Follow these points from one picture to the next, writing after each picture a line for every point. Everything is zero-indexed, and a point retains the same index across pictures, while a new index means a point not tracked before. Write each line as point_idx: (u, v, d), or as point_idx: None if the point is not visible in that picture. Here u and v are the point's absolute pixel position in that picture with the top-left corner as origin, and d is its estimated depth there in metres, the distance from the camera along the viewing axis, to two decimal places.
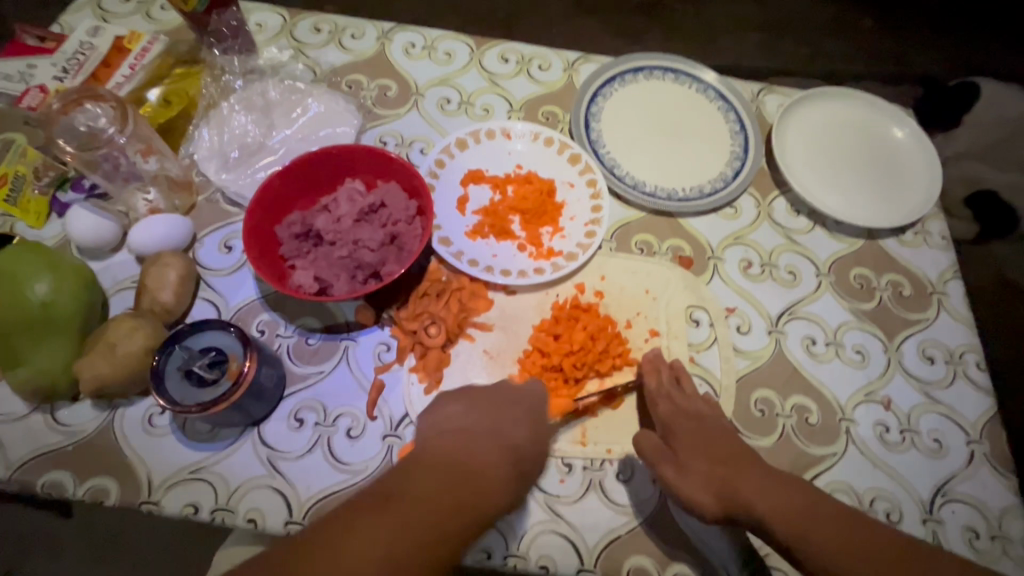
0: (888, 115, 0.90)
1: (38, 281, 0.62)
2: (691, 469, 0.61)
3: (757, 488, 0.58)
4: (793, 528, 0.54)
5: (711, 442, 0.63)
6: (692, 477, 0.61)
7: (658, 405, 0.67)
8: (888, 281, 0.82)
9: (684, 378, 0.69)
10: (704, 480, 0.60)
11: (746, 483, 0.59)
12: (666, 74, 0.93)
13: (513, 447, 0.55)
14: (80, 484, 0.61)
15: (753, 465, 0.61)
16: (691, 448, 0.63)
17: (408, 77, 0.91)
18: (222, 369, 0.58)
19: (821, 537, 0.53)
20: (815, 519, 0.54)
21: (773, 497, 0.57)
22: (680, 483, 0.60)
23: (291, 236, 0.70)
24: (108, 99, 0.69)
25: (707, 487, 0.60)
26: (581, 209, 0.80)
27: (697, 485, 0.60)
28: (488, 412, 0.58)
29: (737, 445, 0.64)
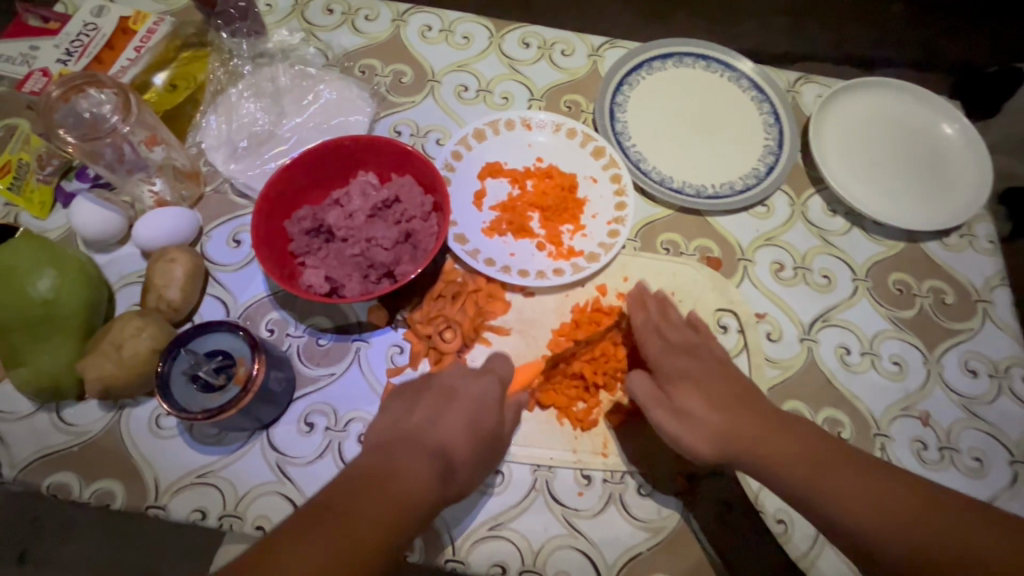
0: (936, 108, 0.84)
1: (39, 277, 0.59)
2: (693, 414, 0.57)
3: (761, 437, 0.54)
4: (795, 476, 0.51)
5: (710, 378, 0.61)
6: (695, 423, 0.57)
7: (648, 339, 0.66)
8: (929, 287, 0.77)
9: (671, 313, 0.68)
10: (704, 423, 0.57)
11: (743, 428, 0.55)
12: (697, 62, 0.88)
13: (441, 447, 0.51)
14: (86, 486, 0.60)
15: (755, 410, 0.57)
16: (688, 395, 0.59)
17: (424, 62, 0.86)
18: (228, 375, 0.56)
19: (811, 479, 0.50)
20: (803, 465, 0.51)
21: (770, 449, 0.53)
22: (684, 430, 0.57)
23: (301, 231, 0.67)
24: (110, 85, 0.65)
25: (709, 430, 0.56)
26: (605, 206, 0.76)
27: (697, 429, 0.57)
28: (416, 413, 0.55)
29: (737, 384, 0.60)
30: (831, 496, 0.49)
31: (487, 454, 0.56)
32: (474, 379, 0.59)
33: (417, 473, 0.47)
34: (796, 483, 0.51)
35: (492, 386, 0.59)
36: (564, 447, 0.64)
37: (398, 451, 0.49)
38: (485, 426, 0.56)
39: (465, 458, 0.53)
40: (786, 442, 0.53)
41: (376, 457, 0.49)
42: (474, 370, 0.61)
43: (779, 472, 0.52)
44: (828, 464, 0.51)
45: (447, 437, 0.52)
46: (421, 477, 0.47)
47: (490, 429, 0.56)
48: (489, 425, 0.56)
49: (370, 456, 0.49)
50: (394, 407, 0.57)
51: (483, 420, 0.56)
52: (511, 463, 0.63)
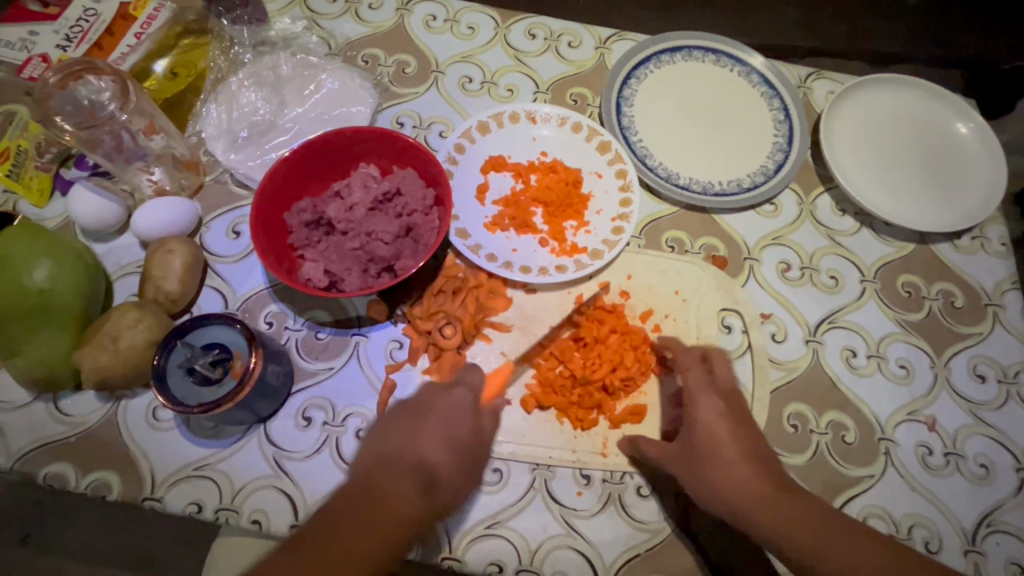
0: (950, 107, 0.83)
1: (35, 267, 0.59)
2: (717, 470, 0.55)
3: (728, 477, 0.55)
4: (807, 544, 0.51)
5: (738, 426, 0.58)
6: (720, 472, 0.55)
7: (688, 371, 0.63)
8: (939, 290, 0.76)
9: (710, 360, 0.64)
10: (731, 474, 0.54)
11: (759, 487, 0.54)
12: (706, 56, 0.86)
13: (420, 464, 0.51)
14: (83, 477, 0.59)
15: (771, 469, 0.56)
16: (718, 446, 0.56)
17: (428, 53, 0.85)
18: (225, 368, 0.56)
19: (813, 545, 0.50)
20: (807, 529, 0.51)
21: (780, 511, 0.52)
22: (704, 482, 0.55)
23: (301, 224, 0.66)
24: (108, 72, 0.64)
25: (733, 485, 0.54)
26: (609, 202, 0.75)
27: (724, 483, 0.54)
28: (405, 434, 0.53)
29: (755, 434, 0.59)
30: (834, 566, 0.49)
31: (475, 463, 0.54)
32: (443, 391, 0.58)
33: (401, 501, 0.48)
34: (805, 547, 0.50)
35: (464, 396, 0.57)
36: (563, 446, 0.64)
37: (382, 482, 0.49)
38: (461, 435, 0.54)
39: (448, 468, 0.52)
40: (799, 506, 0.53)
41: (359, 485, 0.50)
42: (441, 383, 0.59)
43: (789, 538, 0.51)
44: (828, 532, 0.51)
45: (423, 450, 0.52)
46: (402, 503, 0.48)
47: (466, 437, 0.54)
48: (465, 434, 0.54)
49: (356, 484, 0.50)
50: (389, 420, 0.56)
51: (460, 428, 0.54)
52: (510, 462, 0.63)
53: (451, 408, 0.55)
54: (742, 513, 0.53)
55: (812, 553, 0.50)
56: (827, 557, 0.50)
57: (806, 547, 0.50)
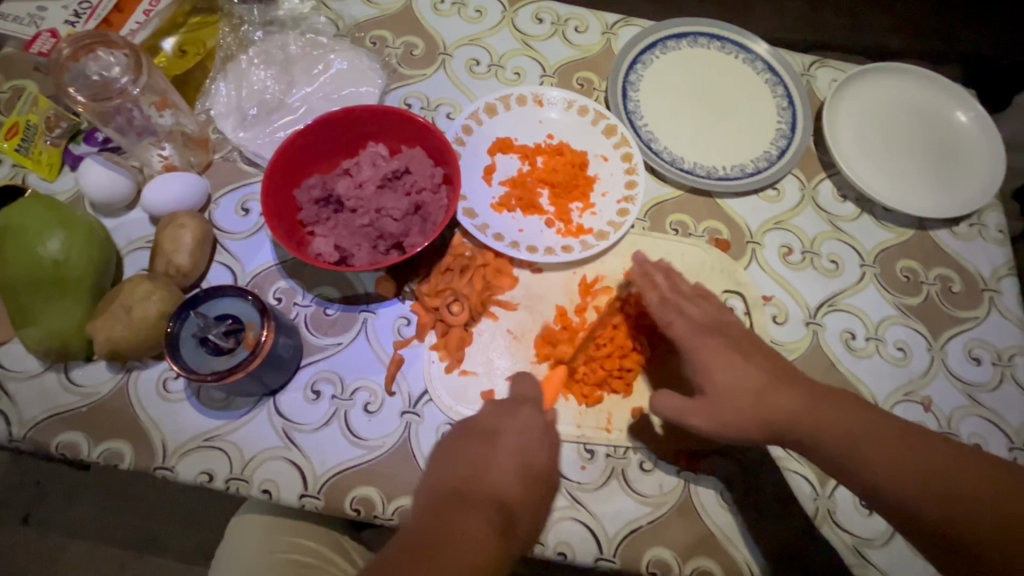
0: (950, 96, 0.84)
1: (50, 238, 0.60)
2: (737, 395, 0.57)
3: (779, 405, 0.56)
4: (838, 442, 0.55)
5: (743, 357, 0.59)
6: (745, 398, 0.57)
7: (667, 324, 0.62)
8: (936, 275, 0.77)
9: (684, 303, 0.63)
10: (760, 398, 0.56)
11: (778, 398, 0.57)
12: (712, 42, 0.87)
13: (499, 498, 0.51)
14: (95, 446, 0.60)
15: (782, 374, 0.59)
16: (727, 376, 0.58)
17: (436, 35, 0.85)
18: (238, 339, 0.56)
19: (827, 433, 0.55)
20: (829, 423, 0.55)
21: (800, 411, 0.56)
22: (725, 414, 0.56)
23: (311, 200, 0.66)
24: (121, 46, 0.65)
25: (772, 409, 0.56)
26: (614, 184, 0.76)
27: (744, 405, 0.56)
28: (468, 458, 0.54)
29: (760, 350, 0.61)
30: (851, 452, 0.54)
31: (542, 494, 0.55)
32: (509, 413, 0.57)
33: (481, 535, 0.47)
34: (828, 441, 0.55)
35: (534, 418, 0.57)
36: (568, 422, 0.65)
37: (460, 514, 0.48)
38: (538, 464, 0.55)
39: (520, 499, 0.52)
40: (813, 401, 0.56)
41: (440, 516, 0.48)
42: (506, 402, 0.59)
43: (827, 440, 0.55)
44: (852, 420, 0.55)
45: (495, 479, 0.52)
46: (483, 541, 0.47)
47: (541, 465, 0.55)
48: (541, 461, 0.55)
49: (432, 518, 0.48)
50: (449, 442, 0.56)
51: (536, 454, 0.55)
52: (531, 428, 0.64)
53: (518, 431, 0.56)
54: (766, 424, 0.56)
55: (858, 458, 0.54)
56: (855, 444, 0.54)
57: (847, 448, 0.54)
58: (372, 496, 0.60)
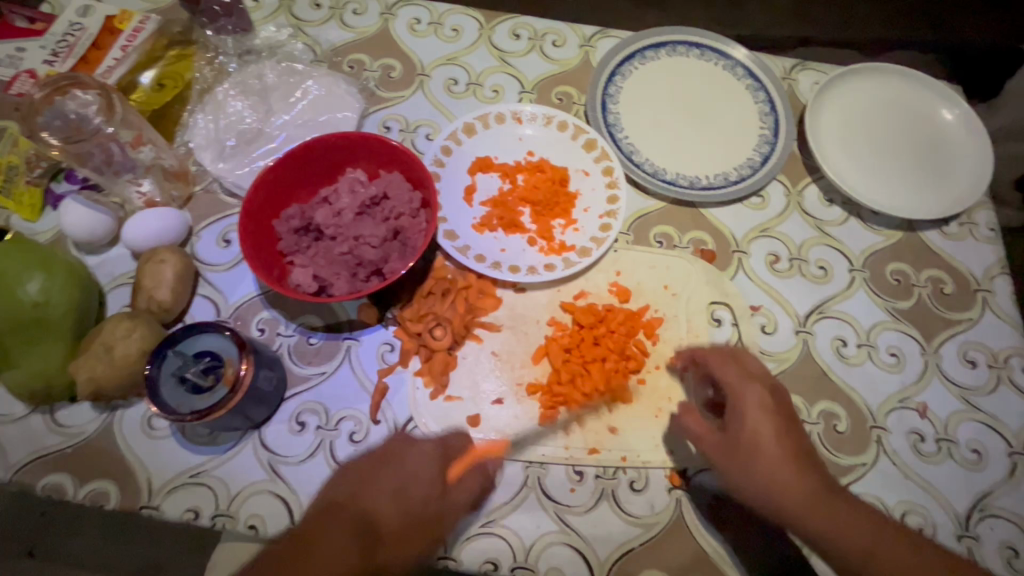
0: (935, 94, 0.83)
1: (29, 280, 0.60)
2: (763, 464, 0.55)
3: (790, 483, 0.54)
4: (845, 544, 0.52)
5: (783, 425, 0.57)
6: (767, 471, 0.54)
7: (717, 371, 0.61)
8: (928, 277, 0.76)
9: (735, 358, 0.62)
10: (776, 468, 0.54)
11: (785, 471, 0.54)
12: (690, 50, 0.87)
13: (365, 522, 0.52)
14: (81, 487, 0.60)
15: (802, 449, 0.57)
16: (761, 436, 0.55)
17: (413, 57, 0.85)
18: (217, 375, 0.56)
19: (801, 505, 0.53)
20: (800, 495, 0.54)
21: (827, 516, 0.53)
22: (748, 471, 0.55)
23: (290, 230, 0.66)
24: (93, 85, 0.65)
25: (777, 480, 0.54)
26: (596, 199, 0.75)
27: (761, 471, 0.55)
28: (364, 490, 0.54)
29: (799, 429, 0.58)
30: (806, 517, 0.53)
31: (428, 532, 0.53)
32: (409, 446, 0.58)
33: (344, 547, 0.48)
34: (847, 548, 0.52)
35: (434, 453, 0.58)
36: (556, 444, 0.64)
37: (326, 530, 0.50)
38: (416, 497, 0.54)
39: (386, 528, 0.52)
40: (847, 517, 0.53)
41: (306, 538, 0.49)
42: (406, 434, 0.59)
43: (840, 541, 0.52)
44: (828, 504, 0.53)
45: (377, 507, 0.53)
46: (345, 558, 0.48)
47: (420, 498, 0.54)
48: (419, 495, 0.54)
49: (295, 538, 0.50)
50: (360, 467, 0.56)
51: (415, 488, 0.55)
52: (504, 460, 0.63)
53: (412, 471, 0.56)
54: (795, 508, 0.53)
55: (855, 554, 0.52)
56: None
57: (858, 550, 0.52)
58: None
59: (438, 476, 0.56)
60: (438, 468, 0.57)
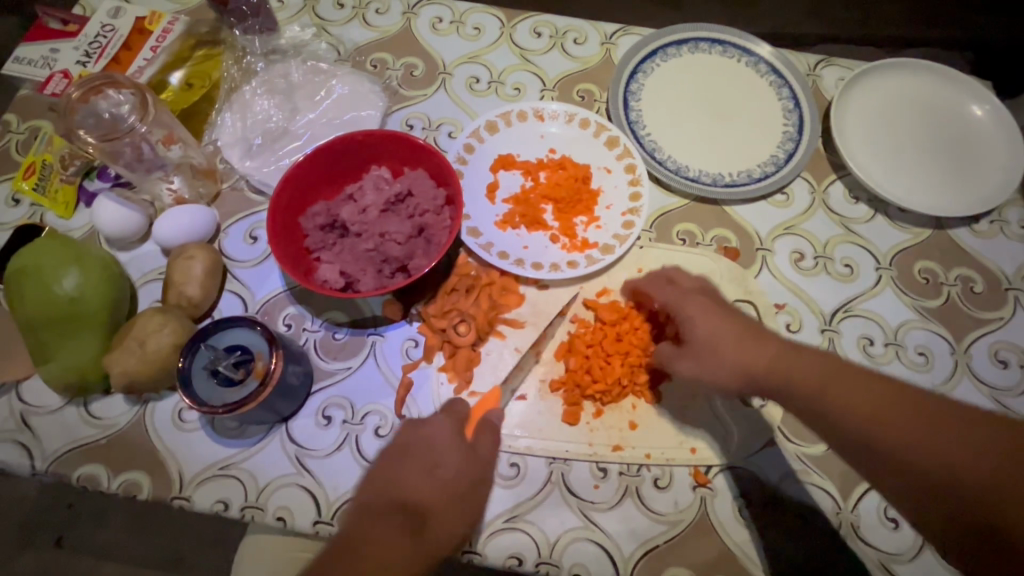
0: (964, 90, 0.81)
1: (65, 276, 0.61)
2: (723, 349, 0.57)
3: (743, 361, 0.56)
4: (810, 392, 0.53)
5: (722, 312, 0.60)
6: (715, 355, 0.57)
7: (659, 295, 0.64)
8: (957, 275, 0.75)
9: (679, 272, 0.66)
10: (722, 351, 0.57)
11: (762, 355, 0.56)
12: (713, 47, 0.86)
13: (407, 503, 0.51)
14: (114, 477, 0.61)
15: (775, 339, 0.58)
16: (706, 328, 0.58)
17: (435, 55, 0.86)
18: (248, 369, 0.57)
19: (837, 397, 0.51)
20: (827, 381, 0.52)
21: (788, 375, 0.54)
22: (713, 358, 0.57)
23: (316, 227, 0.67)
24: (127, 85, 0.66)
25: (725, 359, 0.57)
26: (619, 197, 0.75)
27: (731, 356, 0.57)
28: (402, 475, 0.53)
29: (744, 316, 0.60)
30: (843, 407, 0.51)
31: (464, 497, 0.53)
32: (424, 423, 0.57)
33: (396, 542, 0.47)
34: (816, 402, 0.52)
35: (446, 423, 0.57)
36: (580, 440, 0.64)
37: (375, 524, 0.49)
38: (445, 468, 0.53)
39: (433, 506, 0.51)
40: (815, 373, 0.53)
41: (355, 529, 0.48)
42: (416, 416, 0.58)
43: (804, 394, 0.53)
44: (855, 384, 0.52)
45: (412, 488, 0.52)
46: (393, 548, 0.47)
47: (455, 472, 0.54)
48: (449, 468, 0.54)
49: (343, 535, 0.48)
50: (380, 466, 0.55)
51: (445, 458, 0.54)
52: (527, 455, 0.63)
53: (431, 444, 0.55)
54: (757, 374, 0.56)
55: (827, 405, 0.52)
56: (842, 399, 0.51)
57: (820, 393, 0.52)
58: None
59: (460, 442, 0.55)
60: (455, 426, 0.56)
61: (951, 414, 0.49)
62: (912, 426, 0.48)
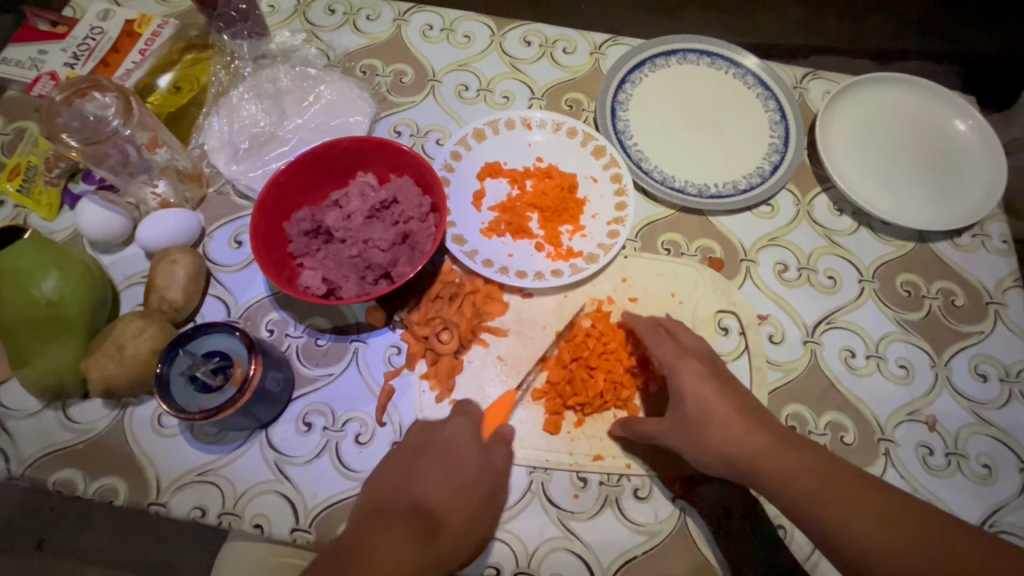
0: (948, 104, 0.82)
1: (45, 279, 0.61)
2: (712, 430, 0.55)
3: (732, 440, 0.55)
4: (792, 482, 0.52)
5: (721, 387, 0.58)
6: (708, 432, 0.56)
7: (658, 348, 0.62)
8: (938, 288, 0.75)
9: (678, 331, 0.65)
10: (716, 428, 0.55)
11: (753, 441, 0.55)
12: (700, 58, 0.87)
13: (417, 504, 0.53)
14: (90, 483, 0.61)
15: (766, 421, 0.56)
16: (700, 404, 0.57)
17: (424, 62, 0.86)
18: (226, 376, 0.57)
19: (815, 496, 0.51)
20: (813, 478, 0.52)
21: (774, 463, 0.53)
22: (702, 439, 0.56)
23: (300, 233, 0.67)
24: (110, 89, 0.66)
25: (716, 438, 0.55)
26: (604, 206, 0.75)
27: (721, 441, 0.55)
28: (417, 474, 0.56)
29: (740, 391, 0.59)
30: (822, 504, 0.50)
31: (479, 502, 0.55)
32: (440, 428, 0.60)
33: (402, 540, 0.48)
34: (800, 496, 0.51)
35: (465, 425, 0.60)
36: (560, 449, 0.64)
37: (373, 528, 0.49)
38: (464, 467, 0.56)
39: (446, 505, 0.53)
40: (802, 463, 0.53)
41: (360, 532, 0.49)
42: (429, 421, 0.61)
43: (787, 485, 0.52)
44: (839, 483, 0.51)
45: (426, 490, 0.54)
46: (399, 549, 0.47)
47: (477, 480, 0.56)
48: (468, 470, 0.56)
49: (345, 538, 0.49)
50: (392, 467, 0.57)
51: (462, 461, 0.57)
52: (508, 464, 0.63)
53: (450, 446, 0.58)
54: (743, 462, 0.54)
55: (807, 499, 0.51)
56: (824, 497, 0.51)
57: (804, 488, 0.51)
58: None
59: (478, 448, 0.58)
60: (473, 430, 0.59)
61: (922, 522, 0.49)
62: (885, 528, 0.49)
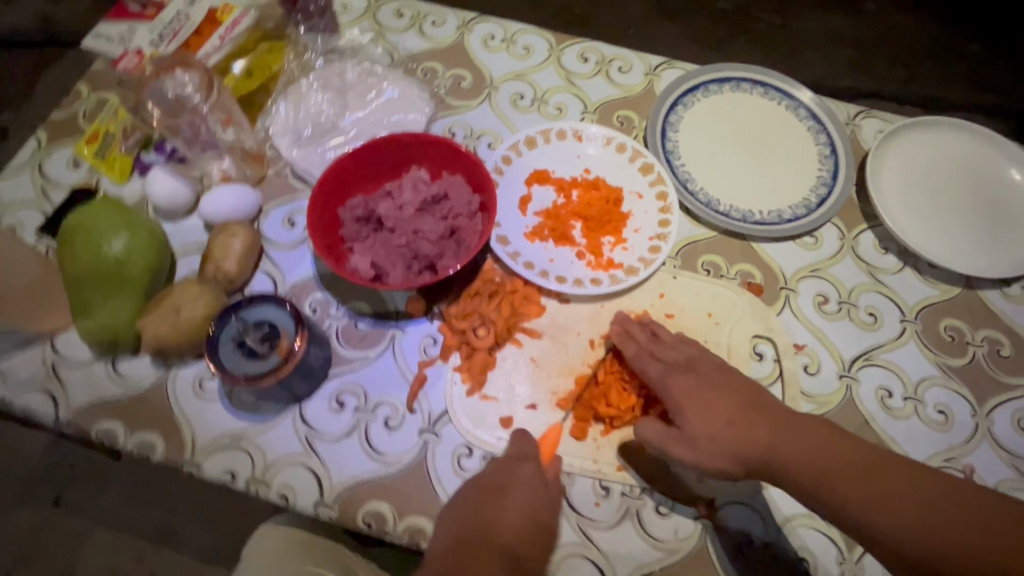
0: (1003, 153, 0.81)
1: (114, 238, 0.64)
2: (706, 427, 0.57)
3: (737, 440, 0.57)
4: (813, 475, 0.54)
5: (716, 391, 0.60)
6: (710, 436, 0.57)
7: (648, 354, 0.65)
8: (984, 337, 0.74)
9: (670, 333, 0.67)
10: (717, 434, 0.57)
11: (759, 437, 0.57)
12: (754, 88, 0.88)
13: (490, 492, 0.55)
14: (131, 436, 0.63)
15: (767, 414, 0.59)
16: (698, 408, 0.59)
17: (484, 69, 0.89)
18: (272, 345, 0.59)
19: (852, 488, 0.53)
20: (838, 474, 0.54)
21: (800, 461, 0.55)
22: (706, 446, 0.57)
23: (353, 218, 0.69)
24: (196, 68, 0.73)
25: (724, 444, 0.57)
26: (648, 221, 0.76)
27: (729, 438, 0.57)
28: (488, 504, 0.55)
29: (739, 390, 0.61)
30: (851, 499, 0.53)
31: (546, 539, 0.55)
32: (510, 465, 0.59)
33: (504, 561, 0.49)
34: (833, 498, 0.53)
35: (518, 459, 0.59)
36: (585, 456, 0.64)
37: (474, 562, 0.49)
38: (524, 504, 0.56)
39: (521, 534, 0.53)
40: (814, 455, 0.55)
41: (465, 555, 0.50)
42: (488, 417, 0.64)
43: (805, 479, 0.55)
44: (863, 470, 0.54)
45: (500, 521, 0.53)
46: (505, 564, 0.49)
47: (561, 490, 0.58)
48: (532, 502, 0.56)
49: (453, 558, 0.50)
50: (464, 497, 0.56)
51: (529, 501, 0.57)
52: None
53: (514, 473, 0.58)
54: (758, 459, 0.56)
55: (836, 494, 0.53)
56: (849, 494, 0.53)
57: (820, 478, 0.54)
58: (385, 512, 0.61)
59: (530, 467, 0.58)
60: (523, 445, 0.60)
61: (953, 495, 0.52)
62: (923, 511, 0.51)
